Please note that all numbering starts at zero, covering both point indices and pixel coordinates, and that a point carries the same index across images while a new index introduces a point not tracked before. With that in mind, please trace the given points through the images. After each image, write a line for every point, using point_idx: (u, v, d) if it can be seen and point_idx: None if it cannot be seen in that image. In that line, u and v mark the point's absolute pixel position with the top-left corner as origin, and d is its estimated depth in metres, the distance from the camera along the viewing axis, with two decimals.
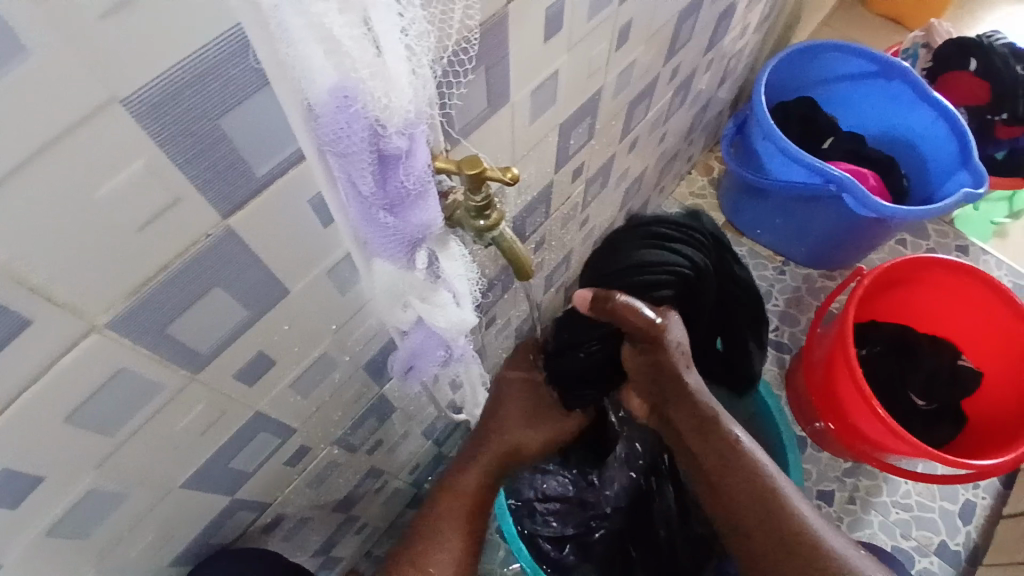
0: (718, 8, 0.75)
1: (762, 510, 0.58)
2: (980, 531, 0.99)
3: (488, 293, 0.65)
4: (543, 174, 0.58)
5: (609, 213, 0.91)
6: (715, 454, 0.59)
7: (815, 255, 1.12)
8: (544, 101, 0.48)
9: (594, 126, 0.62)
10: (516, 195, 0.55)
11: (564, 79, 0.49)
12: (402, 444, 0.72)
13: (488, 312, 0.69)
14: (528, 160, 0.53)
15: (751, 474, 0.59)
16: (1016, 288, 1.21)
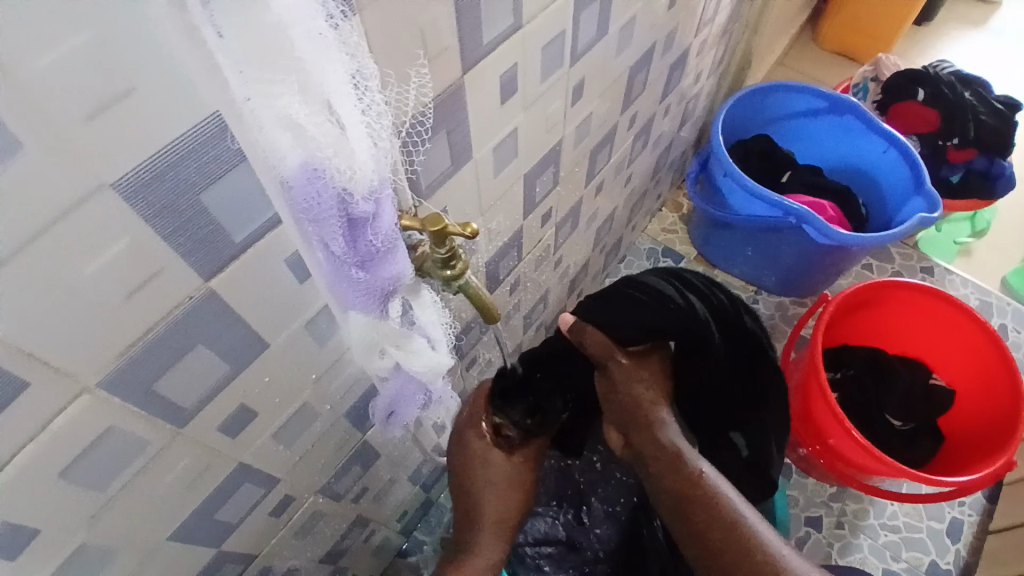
0: (670, 59, 0.81)
1: (734, 539, 0.55)
2: (969, 548, 1.00)
3: (466, 337, 0.67)
4: (513, 221, 0.61)
5: (582, 252, 0.94)
6: (681, 489, 0.59)
7: (785, 283, 1.16)
8: (506, 156, 0.52)
9: (558, 173, 0.66)
10: (488, 243, 0.58)
11: (524, 135, 0.53)
12: (388, 490, 0.72)
13: (468, 354, 0.71)
14: (496, 210, 0.56)
15: (714, 507, 0.57)
16: (982, 305, 1.26)
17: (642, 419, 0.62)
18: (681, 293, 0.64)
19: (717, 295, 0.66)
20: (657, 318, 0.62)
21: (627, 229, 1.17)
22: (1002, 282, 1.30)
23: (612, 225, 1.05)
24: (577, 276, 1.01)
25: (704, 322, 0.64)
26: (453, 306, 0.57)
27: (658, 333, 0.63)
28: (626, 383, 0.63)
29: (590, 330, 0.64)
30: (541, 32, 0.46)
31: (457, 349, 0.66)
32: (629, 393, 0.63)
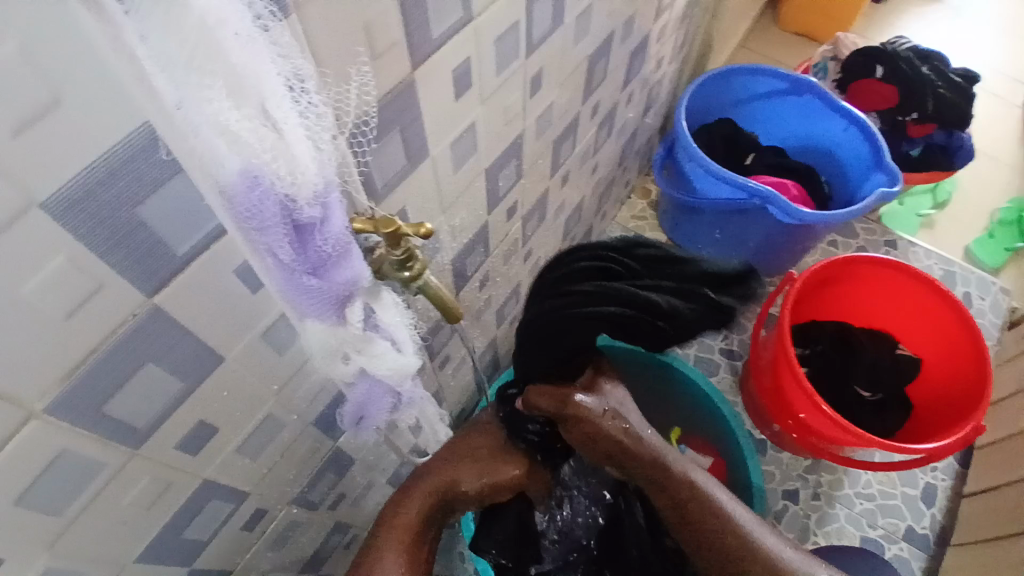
0: (629, 47, 0.81)
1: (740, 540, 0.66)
2: (943, 511, 1.04)
3: (437, 336, 0.66)
4: (477, 217, 0.60)
5: (551, 244, 0.94)
6: (676, 502, 0.67)
7: (753, 263, 1.18)
8: (465, 151, 0.51)
9: (521, 166, 0.66)
10: (452, 241, 0.58)
11: (483, 130, 0.52)
12: (366, 495, 0.72)
13: (440, 352, 0.70)
14: (458, 206, 0.55)
15: (714, 519, 0.66)
16: (948, 274, 1.28)
17: (627, 447, 0.64)
18: (567, 286, 0.60)
19: (581, 253, 0.61)
20: (564, 335, 0.60)
21: (597, 218, 1.17)
22: (966, 252, 1.34)
23: (581, 215, 1.05)
24: None
25: (601, 290, 0.57)
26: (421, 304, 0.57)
27: (578, 335, 0.59)
28: (597, 428, 0.62)
29: (536, 395, 0.63)
30: (492, 25, 0.45)
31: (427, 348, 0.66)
32: (608, 430, 0.62)
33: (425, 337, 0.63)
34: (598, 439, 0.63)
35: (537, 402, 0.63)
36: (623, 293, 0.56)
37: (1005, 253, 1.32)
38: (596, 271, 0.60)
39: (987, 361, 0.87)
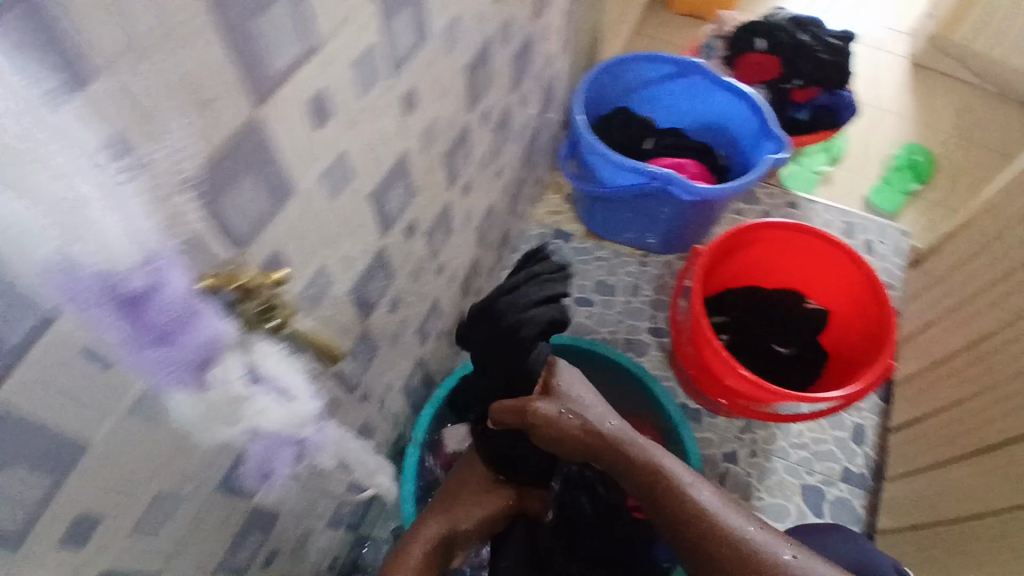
0: (515, 48, 0.80)
1: (702, 517, 0.68)
2: (874, 448, 1.10)
3: (351, 366, 0.64)
4: (370, 243, 0.58)
5: (466, 253, 0.93)
6: (652, 486, 0.71)
7: (665, 240, 1.21)
8: (341, 181, 0.49)
9: (413, 184, 0.64)
10: (346, 271, 0.56)
11: (357, 156, 0.50)
12: (305, 543, 0.69)
13: (360, 384, 0.68)
14: (344, 237, 0.53)
15: (684, 503, 0.69)
16: (849, 227, 1.33)
17: (590, 442, 0.72)
18: (488, 326, 0.76)
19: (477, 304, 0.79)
20: (517, 352, 0.75)
21: (512, 220, 1.17)
22: (864, 202, 1.39)
23: (494, 220, 1.04)
24: (469, 277, 1.00)
25: (508, 313, 0.75)
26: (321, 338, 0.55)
27: (495, 355, 0.76)
28: (556, 427, 0.71)
29: (500, 410, 0.73)
30: (342, 50, 0.43)
31: (343, 376, 0.63)
32: (567, 428, 0.71)
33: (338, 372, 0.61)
34: (563, 438, 0.72)
35: (503, 415, 0.73)
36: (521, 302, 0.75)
37: (903, 197, 1.40)
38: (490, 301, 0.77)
39: (890, 312, 0.92)
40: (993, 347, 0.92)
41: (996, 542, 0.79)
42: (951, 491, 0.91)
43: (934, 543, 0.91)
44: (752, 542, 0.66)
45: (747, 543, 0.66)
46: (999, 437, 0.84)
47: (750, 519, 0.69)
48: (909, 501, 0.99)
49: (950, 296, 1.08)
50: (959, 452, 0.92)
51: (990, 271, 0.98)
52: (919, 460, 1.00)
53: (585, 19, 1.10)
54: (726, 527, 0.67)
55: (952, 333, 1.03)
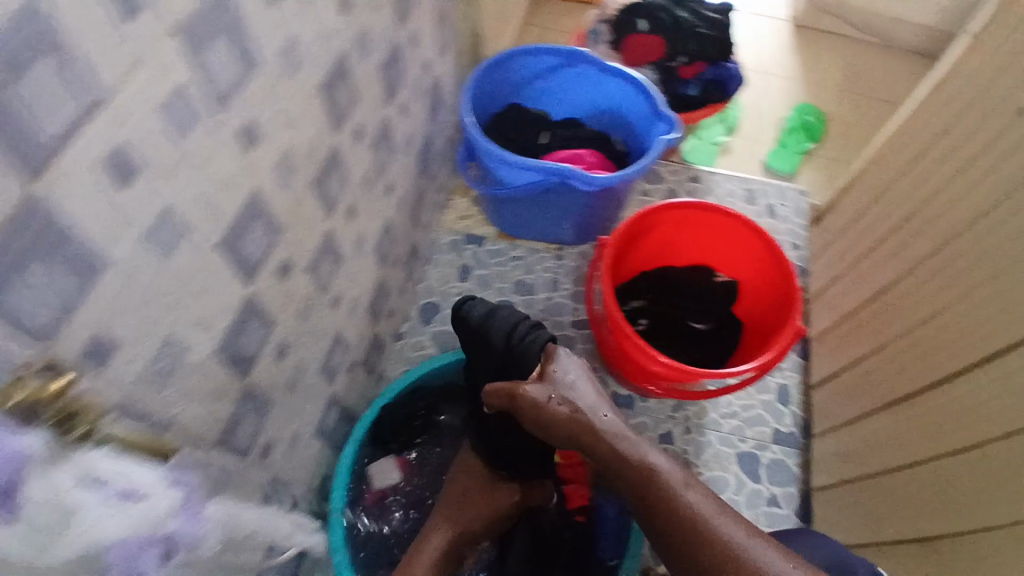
0: (384, 56, 0.73)
1: (689, 520, 0.67)
2: (801, 406, 1.14)
3: (234, 426, 0.63)
4: (228, 296, 0.54)
5: (366, 278, 0.88)
6: (638, 483, 0.71)
7: (577, 231, 1.20)
8: (171, 241, 0.44)
9: (276, 224, 0.58)
10: (202, 333, 0.51)
11: (186, 210, 0.45)
12: None
13: (243, 437, 0.65)
14: (188, 297, 0.48)
15: (665, 501, 0.69)
16: (751, 192, 1.37)
17: (577, 432, 0.74)
18: (470, 340, 0.89)
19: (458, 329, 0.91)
20: (499, 351, 0.86)
21: (420, 232, 1.12)
22: (764, 166, 1.43)
23: (398, 237, 0.99)
24: (375, 301, 0.95)
25: (479, 324, 0.88)
26: (186, 410, 0.53)
27: (474, 356, 0.89)
28: (543, 410, 0.75)
29: (489, 391, 0.78)
30: (139, 99, 0.38)
31: (231, 444, 0.63)
32: (553, 417, 0.75)
33: (211, 436, 0.58)
34: (550, 422, 0.75)
35: (494, 395, 0.78)
36: (488, 316, 0.89)
37: (798, 155, 1.44)
38: (463, 325, 0.90)
39: (793, 279, 0.94)
40: (898, 296, 0.96)
41: (926, 492, 0.82)
42: (875, 445, 0.94)
43: (864, 497, 0.94)
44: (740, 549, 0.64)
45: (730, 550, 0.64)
46: (918, 386, 0.87)
47: (746, 532, 0.66)
48: (838, 456, 1.02)
49: (856, 248, 1.12)
50: (879, 404, 0.95)
51: (896, 219, 1.02)
52: (843, 414, 1.03)
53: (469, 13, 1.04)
54: (715, 534, 0.65)
55: (859, 286, 1.07)
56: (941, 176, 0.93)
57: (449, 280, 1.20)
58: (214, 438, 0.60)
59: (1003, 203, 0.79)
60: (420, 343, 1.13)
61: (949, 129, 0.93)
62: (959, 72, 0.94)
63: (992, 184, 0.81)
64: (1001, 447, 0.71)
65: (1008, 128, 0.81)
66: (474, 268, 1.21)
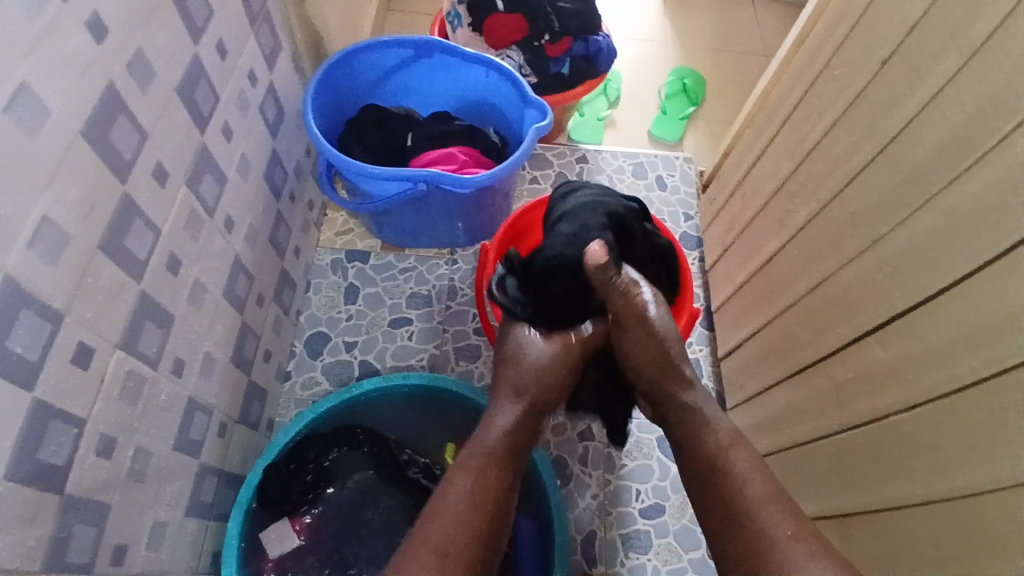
0: (183, 82, 0.63)
1: (768, 493, 0.62)
2: (714, 378, 1.15)
3: (49, 548, 0.53)
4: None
5: (222, 328, 0.78)
6: (707, 470, 0.66)
7: (466, 233, 1.13)
8: None
9: (45, 309, 0.49)
10: None
11: None
12: None
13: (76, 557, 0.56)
14: None
15: (737, 482, 0.63)
16: (638, 167, 1.34)
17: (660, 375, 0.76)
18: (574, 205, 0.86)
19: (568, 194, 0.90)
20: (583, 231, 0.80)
21: (290, 259, 1.01)
22: (650, 136, 1.41)
23: (259, 273, 0.89)
24: (243, 348, 0.85)
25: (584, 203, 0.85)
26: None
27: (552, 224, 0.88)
28: (645, 337, 0.77)
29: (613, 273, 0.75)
30: None
31: (60, 564, 0.54)
32: (651, 350, 0.77)
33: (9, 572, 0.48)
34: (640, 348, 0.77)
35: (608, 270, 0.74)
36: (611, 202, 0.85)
37: (682, 122, 1.43)
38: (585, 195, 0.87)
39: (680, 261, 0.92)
40: (788, 264, 0.96)
41: (838, 463, 0.83)
42: (784, 416, 0.95)
43: (779, 468, 0.96)
44: (797, 531, 0.58)
45: (780, 531, 0.58)
46: (819, 353, 0.87)
47: (796, 524, 0.59)
48: (751, 428, 1.04)
49: (742, 214, 1.12)
50: (785, 372, 0.95)
51: (775, 182, 1.02)
52: (751, 384, 1.05)
53: (303, 11, 0.93)
54: (761, 527, 0.59)
55: (751, 254, 1.07)
56: (811, 137, 0.92)
57: (334, 304, 1.10)
58: (38, 565, 0.52)
59: (870, 167, 0.79)
60: (311, 381, 1.02)
61: (813, 88, 0.93)
62: (818, 30, 0.93)
63: (863, 145, 0.81)
64: (900, 420, 0.72)
65: (871, 83, 0.80)
66: (362, 288, 1.12)
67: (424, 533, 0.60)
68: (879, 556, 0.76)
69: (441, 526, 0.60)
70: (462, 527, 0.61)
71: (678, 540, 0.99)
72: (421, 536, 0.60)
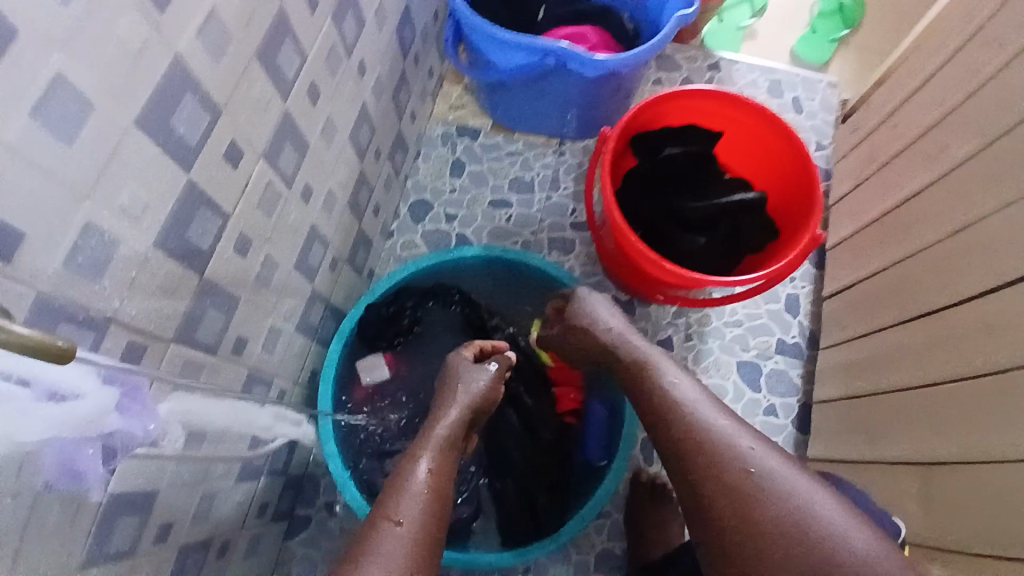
0: None
1: (791, 511, 0.58)
2: (810, 318, 1.08)
3: (204, 325, 0.57)
4: (159, 182, 0.47)
5: (343, 169, 0.82)
6: (669, 410, 0.69)
7: (581, 125, 1.11)
8: (67, 119, 0.37)
9: (213, 103, 0.51)
10: (132, 225, 0.45)
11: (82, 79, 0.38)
12: (216, 494, 0.67)
13: (226, 337, 0.62)
14: (108, 183, 0.42)
15: (691, 430, 0.66)
16: (773, 86, 1.25)
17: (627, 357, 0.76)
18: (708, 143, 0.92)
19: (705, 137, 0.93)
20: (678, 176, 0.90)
21: (405, 122, 1.03)
22: (791, 55, 1.30)
23: (379, 127, 0.92)
24: (357, 195, 0.89)
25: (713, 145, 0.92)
26: (125, 303, 0.46)
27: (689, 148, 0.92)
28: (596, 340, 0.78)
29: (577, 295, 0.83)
30: None
31: (192, 339, 0.56)
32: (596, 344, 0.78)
33: (178, 335, 0.54)
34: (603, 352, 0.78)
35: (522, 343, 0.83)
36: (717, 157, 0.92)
37: (831, 44, 1.29)
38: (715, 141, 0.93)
39: (816, 180, 0.82)
40: (929, 206, 0.87)
41: (903, 411, 0.84)
42: (855, 365, 0.95)
43: (848, 416, 0.94)
44: (844, 531, 0.57)
45: (848, 552, 0.55)
46: (949, 295, 0.80)
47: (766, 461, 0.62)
48: (835, 370, 0.99)
49: (885, 149, 1.02)
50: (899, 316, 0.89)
51: (933, 119, 0.90)
52: (856, 326, 0.97)
53: None
54: (728, 468, 0.62)
55: (884, 194, 0.99)
56: (989, 69, 0.81)
57: (439, 175, 1.13)
58: (174, 331, 0.53)
59: None
60: (410, 242, 1.08)
61: (998, 15, 0.81)
62: None
63: None
64: None
65: None
66: (468, 164, 1.14)
67: (385, 509, 0.60)
68: (930, 508, 0.77)
69: (398, 501, 0.61)
70: (422, 503, 0.61)
71: None
72: (382, 513, 0.60)
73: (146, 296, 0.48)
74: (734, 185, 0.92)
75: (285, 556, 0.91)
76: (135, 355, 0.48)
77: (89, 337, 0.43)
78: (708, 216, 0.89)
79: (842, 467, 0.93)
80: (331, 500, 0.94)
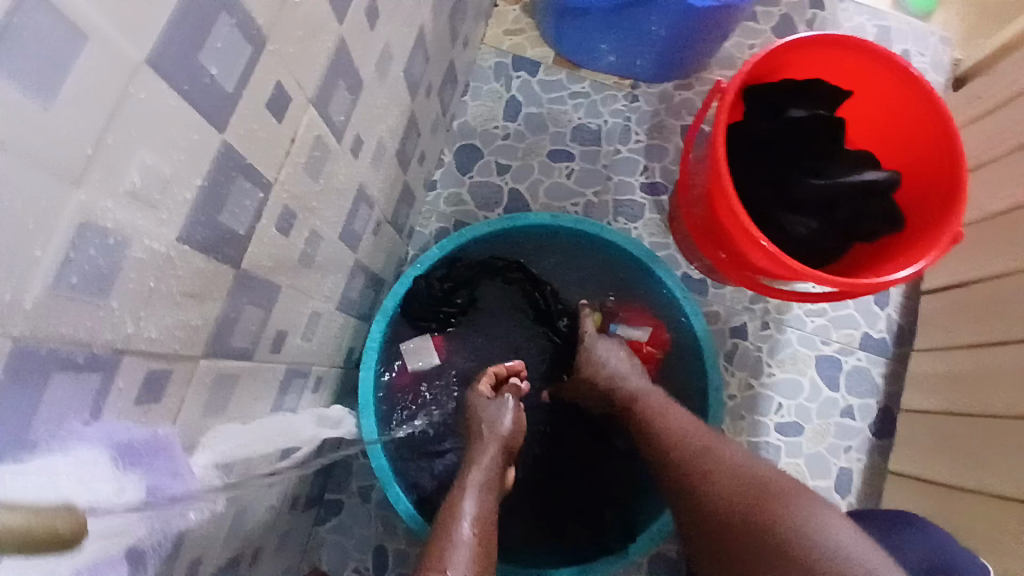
0: None
1: (750, 503, 0.56)
2: (899, 311, 0.96)
3: (239, 325, 0.44)
4: (184, 149, 0.32)
5: (394, 112, 0.66)
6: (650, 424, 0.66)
7: (661, 67, 0.93)
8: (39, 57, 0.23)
9: (257, 30, 0.35)
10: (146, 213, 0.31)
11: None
12: (247, 507, 0.57)
13: (262, 336, 0.49)
14: (110, 156, 0.28)
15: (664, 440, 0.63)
16: (881, 32, 1.06)
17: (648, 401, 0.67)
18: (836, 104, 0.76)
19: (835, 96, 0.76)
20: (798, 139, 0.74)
21: (457, 49, 0.86)
22: None
23: (433, 57, 0.75)
24: (406, 142, 0.74)
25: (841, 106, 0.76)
26: (140, 323, 0.33)
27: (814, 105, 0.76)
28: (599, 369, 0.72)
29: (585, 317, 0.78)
30: None
31: (225, 348, 0.43)
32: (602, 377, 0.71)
33: (209, 348, 0.41)
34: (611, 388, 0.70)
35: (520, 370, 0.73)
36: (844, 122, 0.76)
37: None
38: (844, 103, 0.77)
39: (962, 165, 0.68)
40: None
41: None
42: (958, 377, 0.84)
43: (944, 435, 0.83)
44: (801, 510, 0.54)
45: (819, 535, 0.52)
46: None
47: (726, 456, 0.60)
48: (936, 379, 0.87)
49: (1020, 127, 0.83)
50: None
51: None
52: (966, 329, 0.85)
53: None
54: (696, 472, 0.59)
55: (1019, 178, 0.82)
56: None
57: (490, 117, 0.96)
58: (206, 341, 0.41)
59: None
60: (456, 197, 0.93)
61: None
62: None
63: None
64: None
65: None
66: (525, 105, 0.97)
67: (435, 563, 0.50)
68: None
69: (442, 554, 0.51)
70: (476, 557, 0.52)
71: (809, 464, 0.91)
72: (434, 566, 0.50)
73: (167, 306, 0.35)
74: (858, 157, 0.75)
75: (314, 542, 0.83)
76: (154, 385, 0.36)
77: (95, 381, 0.31)
78: (827, 195, 0.72)
79: (925, 487, 0.84)
80: (363, 487, 0.85)
